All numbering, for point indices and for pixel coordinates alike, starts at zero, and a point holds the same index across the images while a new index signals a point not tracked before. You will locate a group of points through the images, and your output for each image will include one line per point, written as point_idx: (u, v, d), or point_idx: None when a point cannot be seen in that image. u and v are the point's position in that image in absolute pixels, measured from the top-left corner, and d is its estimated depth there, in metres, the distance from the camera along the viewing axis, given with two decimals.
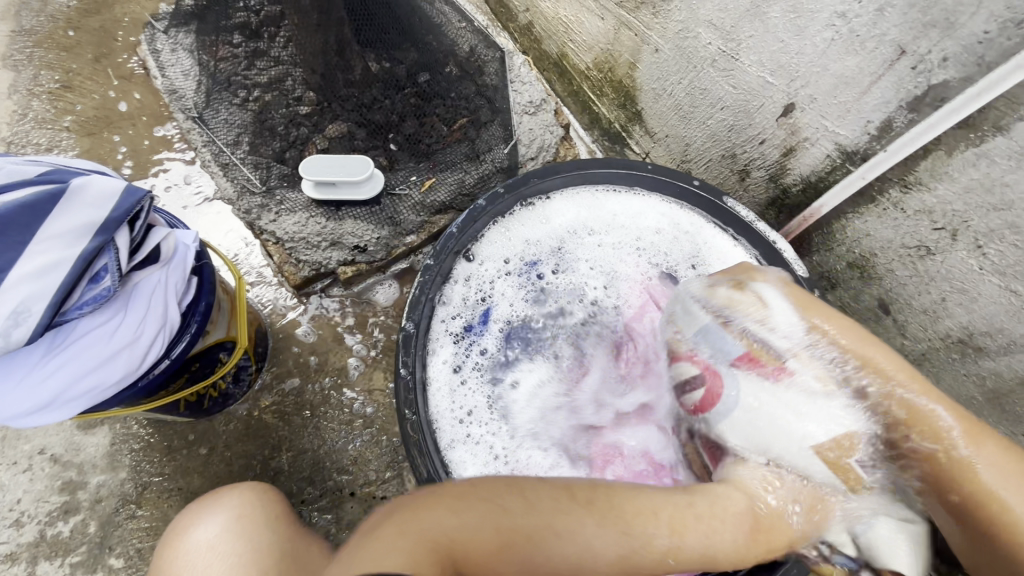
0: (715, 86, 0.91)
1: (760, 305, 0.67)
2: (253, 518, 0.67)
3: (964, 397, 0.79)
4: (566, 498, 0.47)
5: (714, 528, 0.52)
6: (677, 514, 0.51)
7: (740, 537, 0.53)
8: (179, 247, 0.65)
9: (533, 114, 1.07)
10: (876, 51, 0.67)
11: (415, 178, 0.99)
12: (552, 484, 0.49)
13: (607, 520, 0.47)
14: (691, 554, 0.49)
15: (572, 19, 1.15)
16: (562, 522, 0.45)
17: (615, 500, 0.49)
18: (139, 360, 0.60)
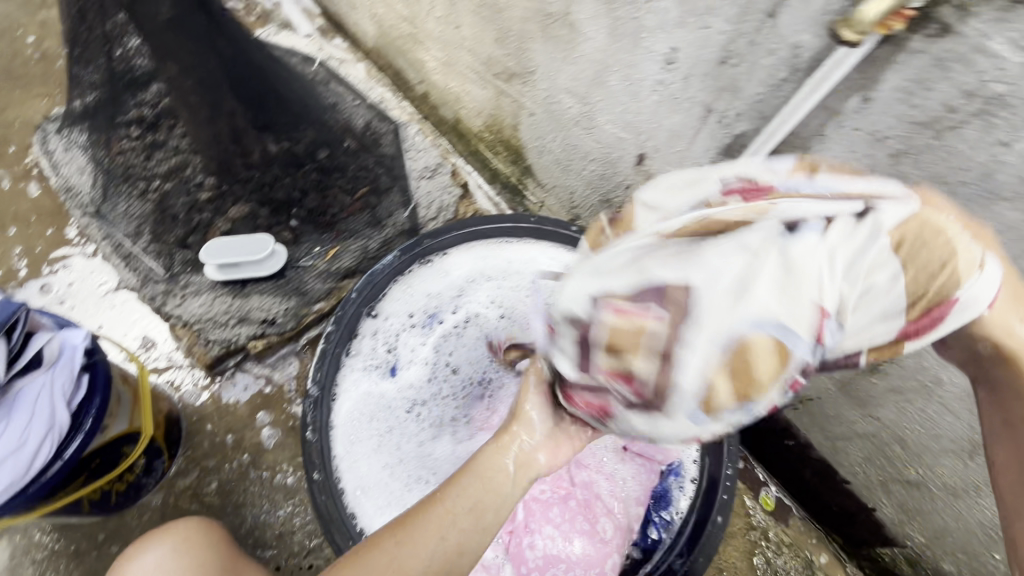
0: (582, 142, 1.03)
1: (949, 250, 0.42)
2: (195, 539, 0.74)
3: (823, 388, 0.90)
4: (374, 543, 0.61)
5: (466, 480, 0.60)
6: (440, 521, 0.59)
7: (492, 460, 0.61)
8: (64, 348, 0.66)
9: (430, 178, 1.16)
10: (690, 110, 0.80)
11: (319, 249, 1.04)
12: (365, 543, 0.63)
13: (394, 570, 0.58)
14: (456, 507, 0.59)
15: (460, 90, 1.27)
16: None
17: (397, 529, 0.61)
18: (24, 466, 0.60)
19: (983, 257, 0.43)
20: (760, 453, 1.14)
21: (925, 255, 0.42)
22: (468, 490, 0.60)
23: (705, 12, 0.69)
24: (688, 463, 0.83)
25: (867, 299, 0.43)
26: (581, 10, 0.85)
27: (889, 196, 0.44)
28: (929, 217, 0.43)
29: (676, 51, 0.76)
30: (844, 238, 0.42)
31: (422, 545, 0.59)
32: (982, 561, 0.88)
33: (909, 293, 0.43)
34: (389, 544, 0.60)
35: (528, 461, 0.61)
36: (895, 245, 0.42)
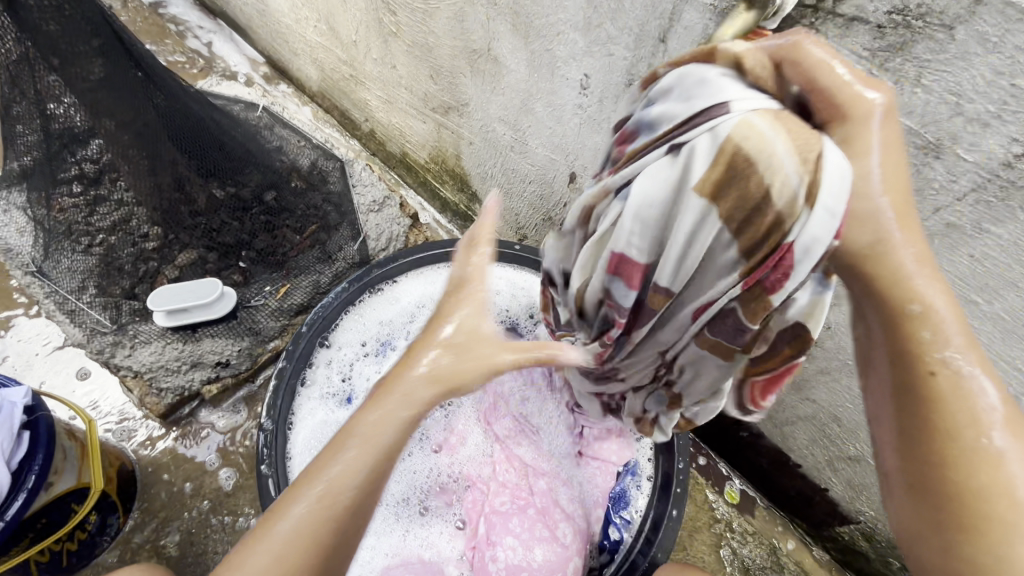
0: (519, 166, 1.09)
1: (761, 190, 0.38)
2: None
3: None
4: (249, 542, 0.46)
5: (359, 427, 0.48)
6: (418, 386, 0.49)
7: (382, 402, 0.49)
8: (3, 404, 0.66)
9: (378, 211, 1.19)
10: (608, 129, 0.86)
11: (270, 287, 1.07)
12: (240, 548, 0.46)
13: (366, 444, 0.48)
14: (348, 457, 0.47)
15: (404, 125, 1.32)
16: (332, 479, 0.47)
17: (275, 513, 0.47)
18: None
19: (810, 156, 0.38)
20: (720, 447, 1.18)
21: (738, 189, 0.39)
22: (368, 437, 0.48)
23: (607, 41, 0.76)
24: (643, 462, 0.87)
25: (676, 251, 0.44)
26: (501, 45, 0.91)
27: (719, 119, 0.39)
28: (742, 134, 0.38)
29: (588, 77, 0.82)
30: (647, 186, 0.43)
31: (396, 411, 0.49)
32: None
33: (741, 241, 0.41)
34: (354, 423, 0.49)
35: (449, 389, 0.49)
36: (707, 194, 0.40)
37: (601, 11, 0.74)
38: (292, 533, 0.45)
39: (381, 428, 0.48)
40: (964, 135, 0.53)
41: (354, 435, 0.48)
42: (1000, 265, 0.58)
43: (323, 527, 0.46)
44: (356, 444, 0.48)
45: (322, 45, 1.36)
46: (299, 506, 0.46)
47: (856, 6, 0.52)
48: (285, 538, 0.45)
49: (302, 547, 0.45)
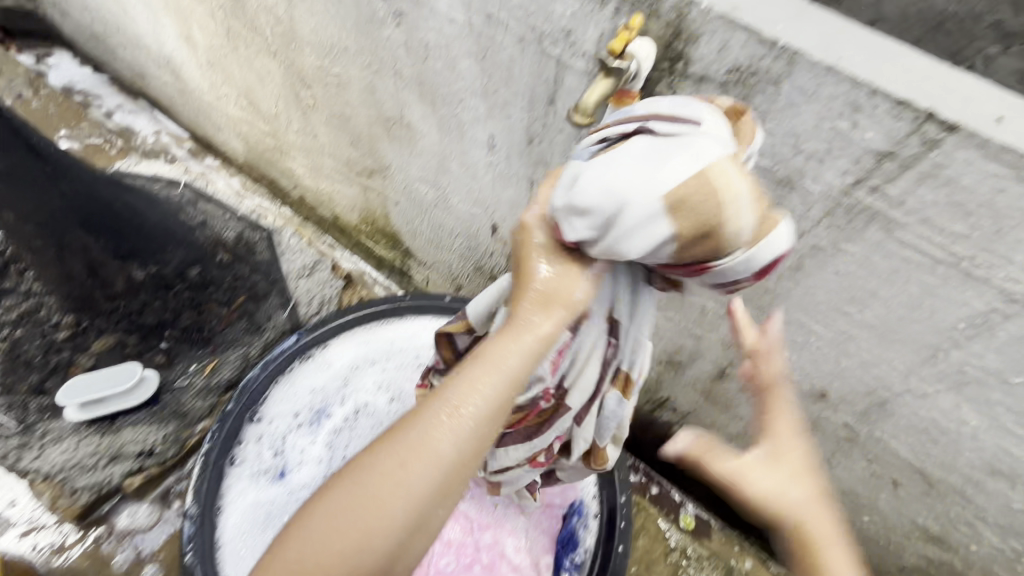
0: (445, 221, 1.13)
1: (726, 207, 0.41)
2: None
3: (694, 400, 0.99)
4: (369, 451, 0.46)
5: (489, 353, 0.47)
6: (509, 349, 0.47)
7: (505, 336, 0.48)
8: None
9: (309, 276, 1.19)
10: (519, 183, 0.92)
11: (195, 365, 1.04)
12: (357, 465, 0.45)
13: (446, 405, 0.45)
14: (462, 403, 0.45)
15: (332, 190, 1.34)
16: (410, 430, 0.45)
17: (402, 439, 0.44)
18: None
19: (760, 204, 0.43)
20: (669, 473, 1.21)
21: (699, 209, 0.41)
22: (495, 361, 0.47)
23: (505, 105, 0.82)
24: (590, 499, 0.87)
25: (635, 236, 0.43)
26: (412, 113, 0.97)
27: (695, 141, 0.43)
28: (717, 173, 0.42)
29: (494, 137, 0.88)
30: (604, 173, 0.44)
31: (484, 378, 0.46)
32: (859, 528, 0.96)
33: (686, 246, 0.43)
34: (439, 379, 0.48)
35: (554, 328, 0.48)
36: (671, 200, 0.41)
37: (495, 79, 0.80)
38: (409, 448, 0.44)
39: (464, 392, 0.46)
40: (807, 170, 0.60)
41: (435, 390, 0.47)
42: (861, 278, 0.65)
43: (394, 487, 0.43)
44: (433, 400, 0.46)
45: (244, 118, 1.38)
46: (376, 454, 0.45)
47: (702, 67, 0.60)
48: (361, 488, 0.44)
49: (372, 500, 0.43)
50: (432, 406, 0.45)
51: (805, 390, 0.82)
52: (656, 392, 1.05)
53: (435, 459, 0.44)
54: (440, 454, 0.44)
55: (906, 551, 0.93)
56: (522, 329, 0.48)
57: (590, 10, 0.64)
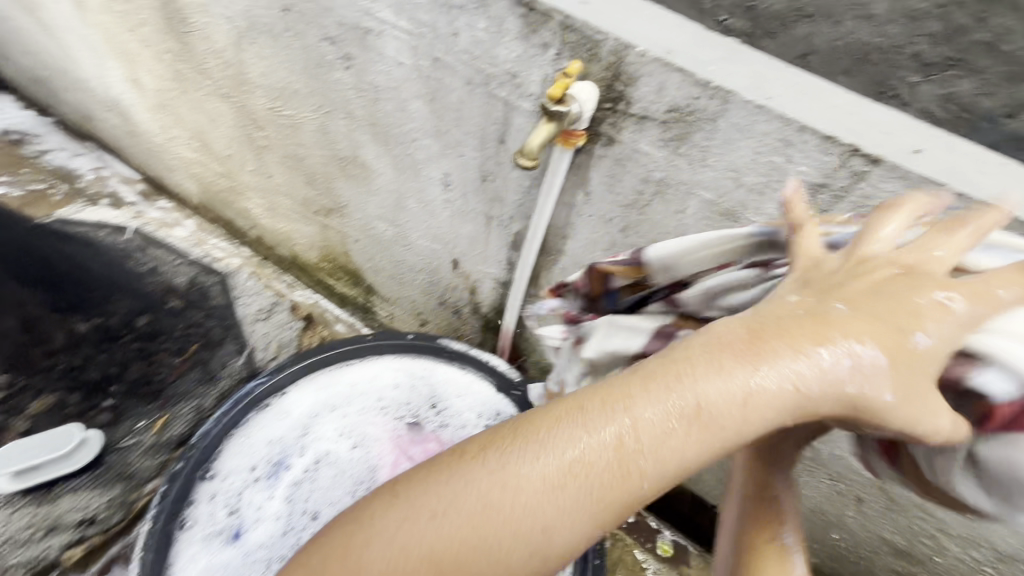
0: (405, 257, 1.12)
1: None
2: None
3: None
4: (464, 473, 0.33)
5: (693, 388, 0.32)
6: (721, 404, 0.32)
7: (732, 361, 0.33)
8: None
9: (265, 319, 1.15)
10: (476, 219, 0.92)
11: (144, 422, 0.98)
12: (444, 489, 0.33)
13: (601, 480, 0.32)
14: (635, 457, 0.32)
15: (290, 230, 1.32)
16: (536, 482, 0.32)
17: (525, 478, 0.32)
18: None
19: None
20: None
21: None
22: (704, 413, 0.32)
23: (457, 144, 0.83)
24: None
25: None
26: (367, 152, 0.96)
27: None
28: None
29: (449, 175, 0.88)
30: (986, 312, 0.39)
31: (662, 422, 0.32)
32: (830, 545, 0.96)
33: None
34: (606, 412, 0.33)
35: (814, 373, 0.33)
36: None
37: (446, 120, 0.81)
38: (537, 491, 0.32)
39: (646, 452, 0.32)
40: (749, 202, 0.62)
41: (599, 436, 0.32)
42: None
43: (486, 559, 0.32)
44: (582, 451, 0.32)
45: (196, 160, 1.35)
46: (476, 489, 0.32)
47: (642, 107, 0.62)
48: (441, 536, 0.32)
49: (449, 561, 0.32)
50: (584, 439, 0.33)
51: None
52: None
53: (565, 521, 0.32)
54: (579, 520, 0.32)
55: (876, 565, 0.94)
56: (745, 384, 0.32)
57: (533, 54, 0.65)
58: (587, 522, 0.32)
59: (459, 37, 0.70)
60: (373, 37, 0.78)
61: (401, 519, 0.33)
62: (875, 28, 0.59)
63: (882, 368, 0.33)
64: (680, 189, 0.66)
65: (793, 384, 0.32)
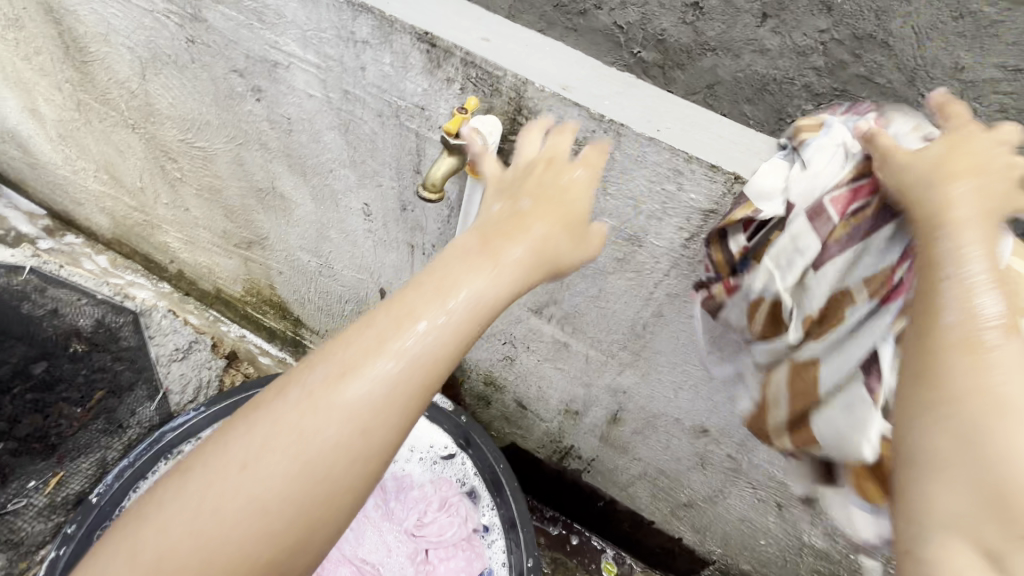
0: (331, 288, 1.09)
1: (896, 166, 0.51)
2: None
3: (595, 446, 1.01)
4: (278, 407, 0.40)
5: (454, 291, 0.43)
6: (480, 306, 0.44)
7: (480, 266, 0.45)
8: None
9: (182, 359, 1.09)
10: (399, 248, 0.91)
11: (36, 481, 0.90)
12: (262, 423, 0.39)
13: (406, 381, 0.41)
14: (419, 352, 0.41)
15: (211, 263, 1.26)
16: (348, 392, 0.40)
17: (334, 392, 0.40)
18: None
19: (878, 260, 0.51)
20: (587, 520, 1.18)
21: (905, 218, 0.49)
22: (468, 306, 0.43)
23: (374, 174, 0.82)
24: (500, 569, 0.85)
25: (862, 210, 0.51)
26: (284, 184, 0.94)
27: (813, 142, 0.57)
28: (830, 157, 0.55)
29: (368, 206, 0.88)
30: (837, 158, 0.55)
31: (440, 322, 0.42)
32: (759, 551, 0.99)
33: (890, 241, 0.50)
34: (398, 322, 0.42)
35: (538, 252, 0.47)
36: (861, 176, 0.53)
37: (360, 151, 0.80)
38: (351, 403, 0.39)
39: (432, 349, 0.42)
40: (650, 228, 0.66)
41: (400, 348, 0.41)
42: None
43: (318, 465, 0.38)
44: (382, 362, 0.41)
45: (105, 193, 1.27)
46: (290, 413, 0.39)
47: None
48: (267, 461, 0.38)
49: (287, 480, 0.38)
50: (377, 350, 0.41)
51: (689, 426, 0.86)
52: (561, 442, 1.06)
53: (377, 418, 0.40)
54: (389, 416, 0.40)
55: (800, 568, 0.98)
56: (495, 285, 0.44)
57: (438, 87, 0.67)
58: (399, 415, 0.41)
59: (367, 71, 0.70)
60: (281, 69, 0.77)
61: (221, 465, 0.38)
62: (769, 62, 0.79)
63: (567, 236, 0.50)
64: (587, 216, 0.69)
65: (530, 266, 0.47)
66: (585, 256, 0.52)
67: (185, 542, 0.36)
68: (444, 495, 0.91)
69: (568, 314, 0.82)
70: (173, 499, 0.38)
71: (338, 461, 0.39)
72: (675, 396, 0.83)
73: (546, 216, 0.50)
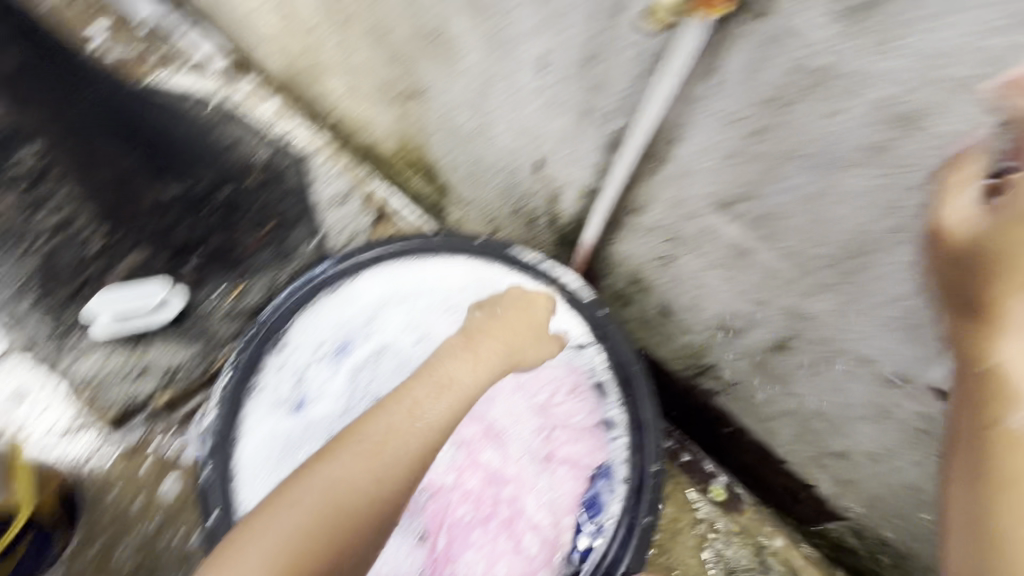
0: (484, 154, 1.03)
1: None
2: None
3: (744, 370, 0.91)
4: (347, 457, 0.64)
5: (453, 386, 0.72)
6: (466, 397, 0.72)
7: (467, 366, 0.73)
8: None
9: (340, 206, 1.13)
10: (570, 112, 0.80)
11: (224, 287, 1.02)
12: (335, 466, 0.64)
13: (422, 441, 0.67)
14: (429, 423, 0.68)
15: (369, 115, 1.24)
16: (391, 448, 0.65)
17: (379, 448, 0.65)
18: None
19: None
20: (708, 442, 1.11)
21: None
22: (459, 394, 0.71)
23: (563, 14, 0.70)
24: (620, 463, 0.81)
25: None
26: (456, 25, 0.85)
27: None
28: None
29: (546, 56, 0.77)
30: None
31: (442, 408, 0.69)
32: (915, 524, 0.87)
33: None
34: (418, 408, 0.68)
35: (519, 359, 0.78)
36: None
37: None
38: (391, 456, 0.65)
39: (437, 422, 0.68)
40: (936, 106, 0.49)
41: (419, 422, 0.68)
42: None
43: (347, 505, 0.61)
44: (411, 433, 0.67)
45: (279, 30, 1.27)
46: (355, 460, 0.64)
47: None
48: (341, 487, 0.62)
49: (357, 504, 0.62)
50: (406, 424, 0.67)
51: (881, 373, 0.72)
52: (701, 359, 0.97)
53: (405, 462, 0.65)
54: (410, 461, 0.65)
55: None
56: (478, 380, 0.73)
57: None
58: (416, 459, 0.66)
59: None
60: None
61: (283, 509, 0.61)
62: None
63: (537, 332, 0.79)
64: (848, 82, 0.52)
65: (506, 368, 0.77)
66: (547, 354, 0.81)
67: (290, 547, 0.59)
68: (573, 381, 0.88)
69: (766, 214, 0.68)
70: (276, 521, 0.61)
71: (382, 488, 0.63)
72: (877, 333, 0.69)
73: (519, 324, 0.79)
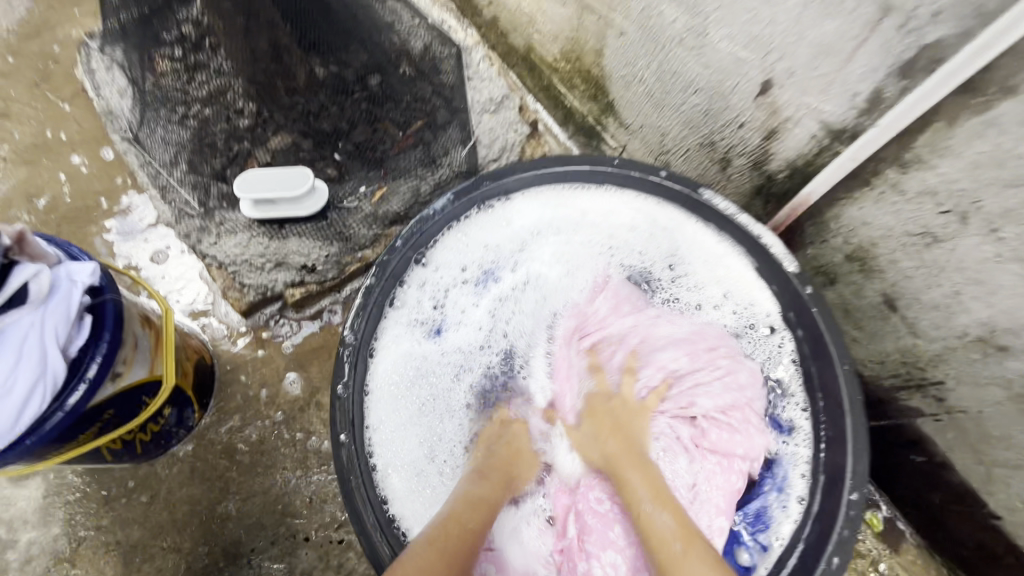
0: (686, 67, 0.82)
1: None
2: None
3: (989, 400, 0.69)
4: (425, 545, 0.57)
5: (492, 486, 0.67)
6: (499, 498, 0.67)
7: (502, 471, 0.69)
8: (60, 283, 0.55)
9: (494, 112, 0.99)
10: (856, 12, 0.56)
11: (364, 189, 0.93)
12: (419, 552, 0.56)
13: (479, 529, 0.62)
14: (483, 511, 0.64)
15: (535, 8, 1.02)
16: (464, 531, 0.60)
17: (450, 529, 0.60)
18: (12, 416, 0.51)
19: None
20: (876, 464, 0.92)
21: None
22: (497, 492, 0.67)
23: None
24: (798, 476, 0.70)
25: None
26: None
27: None
28: None
29: None
30: None
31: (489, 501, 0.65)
32: None
33: None
34: (469, 504, 0.64)
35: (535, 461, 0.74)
36: None
37: None
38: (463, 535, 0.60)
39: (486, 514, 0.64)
40: None
41: (473, 509, 0.63)
42: None
43: None
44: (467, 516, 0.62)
45: None
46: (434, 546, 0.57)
47: None
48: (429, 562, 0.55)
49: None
50: (466, 513, 0.62)
51: None
52: (918, 370, 0.76)
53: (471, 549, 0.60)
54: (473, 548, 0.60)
55: None
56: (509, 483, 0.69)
57: None
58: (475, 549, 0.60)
59: None
60: None
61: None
62: None
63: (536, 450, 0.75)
64: None
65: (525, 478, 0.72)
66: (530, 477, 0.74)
67: None
68: (732, 370, 0.75)
69: None
70: None
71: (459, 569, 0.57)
72: None
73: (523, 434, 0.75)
